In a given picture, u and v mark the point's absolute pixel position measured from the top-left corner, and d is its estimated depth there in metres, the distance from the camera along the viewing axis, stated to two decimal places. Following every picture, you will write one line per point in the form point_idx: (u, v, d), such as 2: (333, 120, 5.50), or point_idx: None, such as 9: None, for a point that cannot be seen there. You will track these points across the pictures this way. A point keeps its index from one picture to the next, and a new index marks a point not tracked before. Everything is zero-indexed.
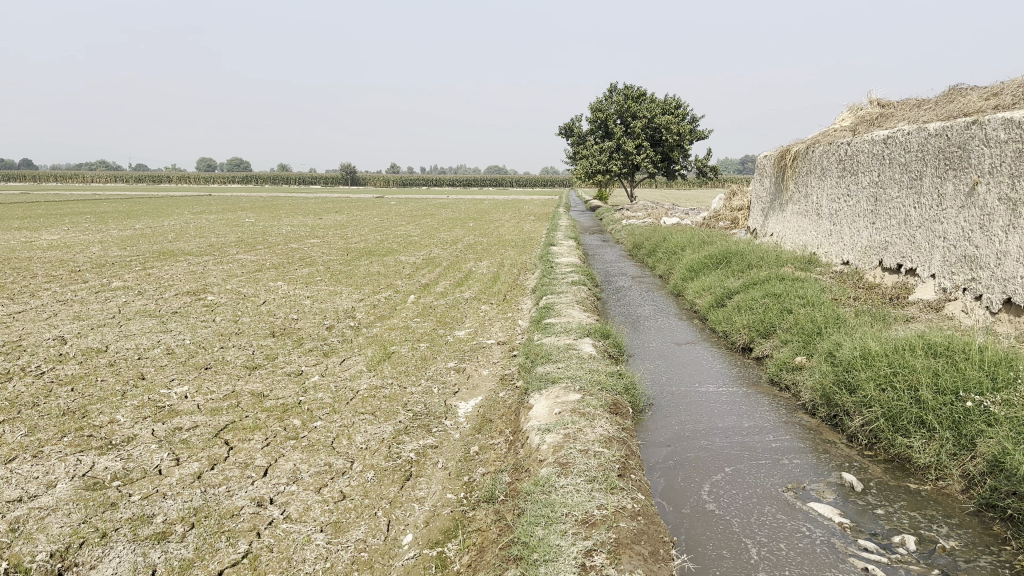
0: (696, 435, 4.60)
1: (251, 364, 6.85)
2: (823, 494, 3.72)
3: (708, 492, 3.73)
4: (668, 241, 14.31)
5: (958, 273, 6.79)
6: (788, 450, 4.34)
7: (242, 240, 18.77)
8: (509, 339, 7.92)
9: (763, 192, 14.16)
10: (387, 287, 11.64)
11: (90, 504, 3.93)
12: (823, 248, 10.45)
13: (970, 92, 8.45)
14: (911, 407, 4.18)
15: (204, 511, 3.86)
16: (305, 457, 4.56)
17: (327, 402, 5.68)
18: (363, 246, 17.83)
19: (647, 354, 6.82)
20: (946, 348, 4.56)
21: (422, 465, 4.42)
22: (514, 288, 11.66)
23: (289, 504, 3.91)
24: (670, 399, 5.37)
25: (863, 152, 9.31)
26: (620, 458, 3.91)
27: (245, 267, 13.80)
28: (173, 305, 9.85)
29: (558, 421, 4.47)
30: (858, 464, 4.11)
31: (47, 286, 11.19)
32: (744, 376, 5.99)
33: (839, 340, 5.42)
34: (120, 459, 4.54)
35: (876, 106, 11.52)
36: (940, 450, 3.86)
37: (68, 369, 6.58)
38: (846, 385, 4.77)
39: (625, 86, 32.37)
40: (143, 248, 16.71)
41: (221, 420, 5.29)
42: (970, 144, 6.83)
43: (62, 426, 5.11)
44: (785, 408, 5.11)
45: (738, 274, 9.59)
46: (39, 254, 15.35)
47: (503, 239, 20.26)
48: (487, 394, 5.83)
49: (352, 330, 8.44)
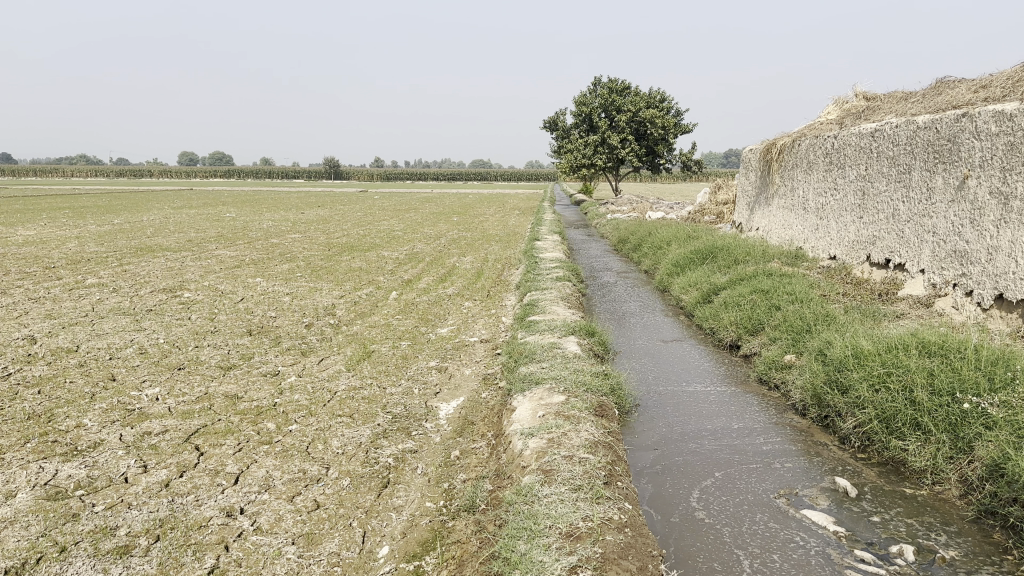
0: (685, 438, 4.45)
1: (226, 364, 6.64)
2: (816, 501, 3.58)
3: (698, 499, 3.59)
4: (654, 235, 14.17)
5: (948, 269, 6.69)
6: (778, 453, 4.21)
7: (222, 236, 18.45)
8: (493, 338, 7.75)
9: (748, 185, 14.07)
10: (369, 283, 11.42)
11: (50, 515, 3.72)
12: (810, 242, 10.35)
13: (957, 85, 8.36)
14: (906, 408, 4.05)
15: (171, 522, 3.66)
16: (278, 464, 4.36)
17: (303, 404, 5.50)
18: (345, 241, 17.57)
19: (633, 352, 6.67)
20: (941, 347, 4.44)
21: (400, 472, 4.24)
22: (498, 283, 11.48)
23: (260, 515, 3.72)
24: (658, 400, 5.21)
25: (850, 146, 9.19)
26: (606, 465, 3.75)
27: (224, 263, 13.53)
28: (148, 302, 9.60)
29: (542, 424, 4.31)
30: (852, 468, 3.97)
31: (19, 284, 10.89)
32: (731, 374, 5.87)
33: (829, 338, 5.29)
34: (85, 466, 4.33)
35: (862, 99, 11.42)
36: (937, 454, 3.75)
37: (35, 371, 6.33)
38: (838, 385, 4.64)
39: (608, 79, 32.18)
40: (121, 244, 16.41)
41: (193, 424, 5.08)
42: (960, 137, 6.72)
43: (26, 431, 4.90)
44: (774, 408, 4.98)
45: (724, 270, 9.49)
46: (14, 250, 15.00)
47: (487, 233, 20.10)
48: (470, 394, 5.66)
49: (332, 328, 8.25)
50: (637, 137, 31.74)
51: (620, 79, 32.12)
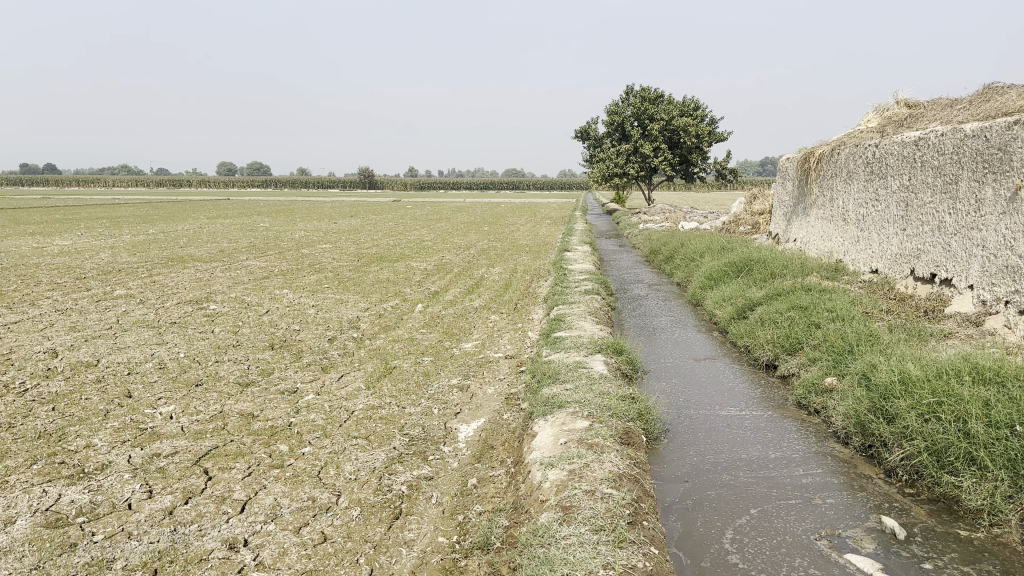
0: (718, 469, 4.16)
1: (244, 381, 6.49)
2: (861, 543, 3.28)
3: (731, 540, 3.30)
4: (687, 247, 13.86)
5: (1000, 285, 6.31)
6: (819, 487, 3.90)
7: (253, 246, 18.52)
8: (518, 354, 7.51)
9: (785, 196, 13.65)
10: (395, 295, 11.27)
11: (46, 546, 3.55)
12: (850, 255, 9.96)
13: (1007, 91, 7.96)
14: (959, 441, 3.73)
15: (170, 555, 3.47)
16: (287, 491, 4.16)
17: (319, 425, 5.31)
18: (374, 252, 17.49)
19: (663, 372, 6.36)
20: (997, 374, 4.10)
21: (413, 501, 4.01)
22: (527, 296, 11.24)
23: (263, 548, 3.52)
24: (689, 425, 4.92)
25: (893, 155, 8.81)
26: (631, 502, 3.49)
27: (253, 274, 13.49)
28: (173, 315, 9.53)
29: (563, 454, 4.06)
30: (900, 506, 3.66)
31: (49, 295, 10.93)
32: (768, 397, 5.55)
33: (874, 360, 4.96)
34: (88, 490, 4.17)
35: (905, 107, 11.00)
36: (994, 493, 3.43)
37: (52, 387, 6.21)
38: (883, 412, 4.33)
39: (641, 88, 31.87)
40: (153, 253, 16.51)
41: (204, 445, 4.91)
42: (1012, 146, 6.35)
43: (34, 451, 4.77)
44: (815, 436, 4.66)
45: (760, 284, 9.16)
46: (48, 260, 15.13)
47: (517, 244, 19.84)
48: (491, 416, 5.43)
49: (355, 342, 8.09)
50: (671, 145, 31.33)
51: (652, 87, 31.77)
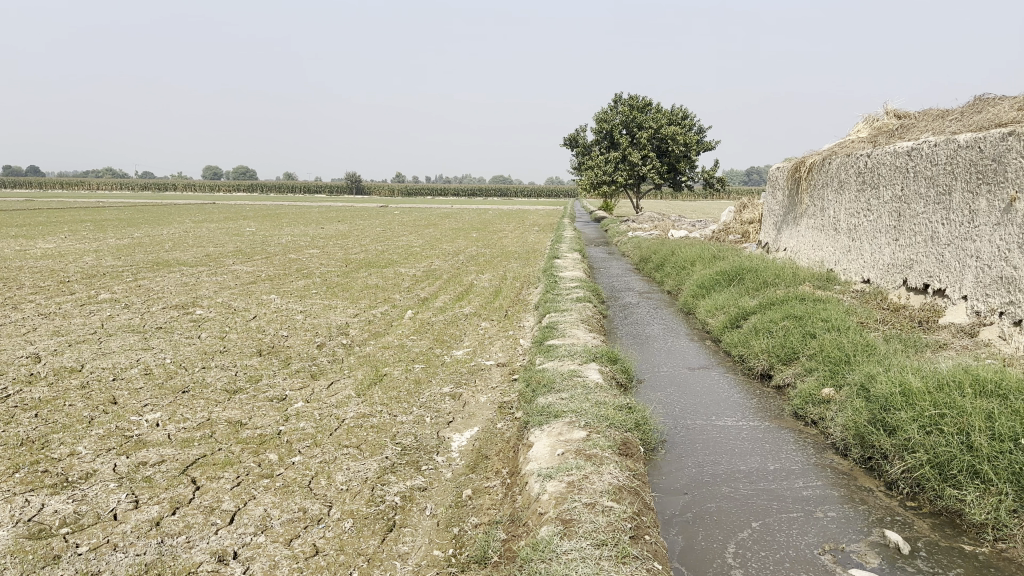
0: (717, 481, 4.09)
1: (232, 388, 6.36)
2: (866, 558, 3.22)
3: (734, 555, 3.24)
4: (677, 255, 13.83)
5: (994, 296, 6.30)
6: (820, 500, 3.85)
7: (240, 250, 18.36)
8: (510, 362, 7.43)
9: (776, 205, 13.65)
10: (384, 302, 11.16)
11: (28, 558, 3.43)
12: (841, 264, 9.95)
13: (1000, 102, 7.98)
14: (962, 454, 3.68)
15: (157, 568, 3.37)
16: (277, 502, 4.06)
17: (309, 433, 5.20)
18: (362, 257, 17.39)
19: (658, 381, 6.30)
20: (999, 386, 4.06)
21: (407, 513, 3.92)
22: (517, 303, 11.17)
23: (253, 561, 3.42)
24: (686, 436, 4.86)
25: (885, 165, 8.81)
26: (632, 515, 3.43)
27: (240, 279, 13.35)
28: (158, 319, 9.38)
29: (561, 465, 3.99)
30: (902, 519, 3.61)
31: (32, 298, 10.75)
32: (764, 408, 5.49)
33: (873, 371, 4.92)
34: (73, 500, 4.05)
35: (895, 118, 11.03)
36: (999, 506, 3.38)
37: (35, 392, 6.07)
38: (883, 424, 4.29)
39: (630, 96, 31.94)
40: (139, 258, 16.33)
41: (192, 453, 4.80)
42: (1006, 157, 6.35)
43: (16, 459, 4.64)
44: (813, 448, 4.61)
45: (753, 293, 9.13)
46: (32, 263, 14.93)
47: (506, 251, 19.77)
48: (484, 425, 5.34)
49: (344, 349, 7.98)
50: (659, 153, 31.38)
51: (641, 96, 31.85)
